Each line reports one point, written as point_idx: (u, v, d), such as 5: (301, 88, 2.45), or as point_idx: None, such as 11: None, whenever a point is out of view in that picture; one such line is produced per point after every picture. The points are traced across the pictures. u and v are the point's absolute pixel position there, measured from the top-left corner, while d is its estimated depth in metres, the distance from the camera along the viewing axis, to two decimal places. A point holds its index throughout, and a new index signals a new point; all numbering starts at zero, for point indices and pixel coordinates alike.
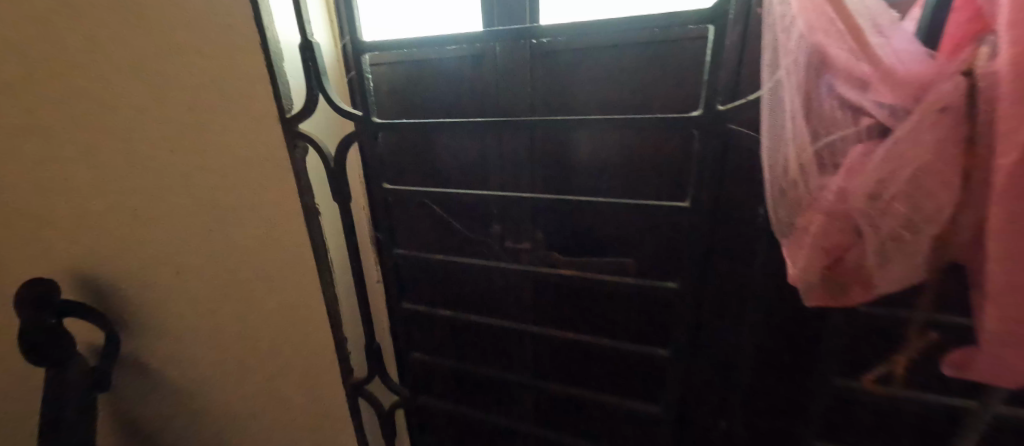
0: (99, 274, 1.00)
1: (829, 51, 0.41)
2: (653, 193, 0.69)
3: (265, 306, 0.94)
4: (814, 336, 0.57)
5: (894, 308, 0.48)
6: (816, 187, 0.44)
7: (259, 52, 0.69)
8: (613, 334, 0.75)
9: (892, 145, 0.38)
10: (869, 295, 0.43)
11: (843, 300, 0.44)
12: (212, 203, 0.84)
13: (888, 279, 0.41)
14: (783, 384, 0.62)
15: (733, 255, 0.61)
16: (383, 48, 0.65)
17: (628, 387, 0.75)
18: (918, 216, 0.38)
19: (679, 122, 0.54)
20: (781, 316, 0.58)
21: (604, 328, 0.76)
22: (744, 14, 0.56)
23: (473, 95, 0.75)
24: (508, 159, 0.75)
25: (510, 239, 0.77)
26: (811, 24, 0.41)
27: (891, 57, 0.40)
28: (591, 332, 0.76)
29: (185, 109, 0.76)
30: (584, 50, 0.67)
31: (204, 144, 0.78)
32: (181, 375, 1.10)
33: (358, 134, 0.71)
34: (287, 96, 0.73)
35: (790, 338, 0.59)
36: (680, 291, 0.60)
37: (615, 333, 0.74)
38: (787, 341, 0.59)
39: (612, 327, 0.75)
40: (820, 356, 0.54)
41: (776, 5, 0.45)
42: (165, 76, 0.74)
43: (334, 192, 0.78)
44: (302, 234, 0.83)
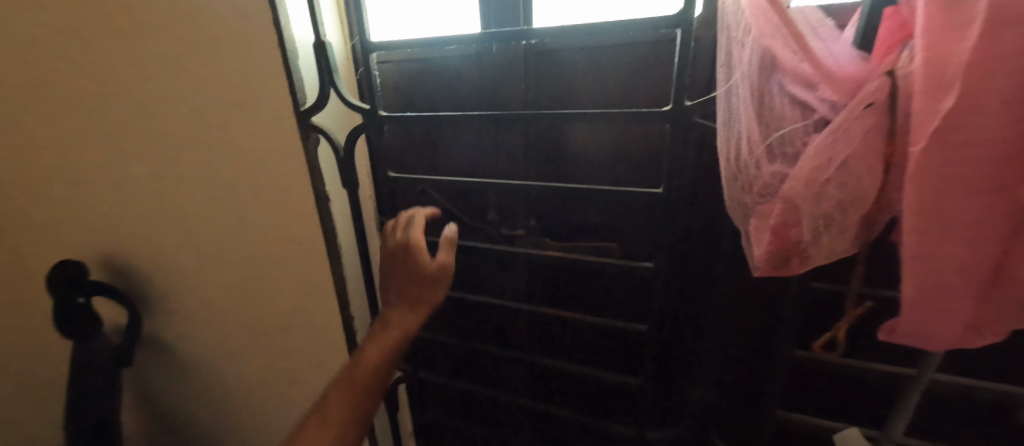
0: (124, 256, 1.08)
1: (777, 53, 0.47)
2: (635, 182, 0.75)
3: (278, 287, 1.01)
4: (777, 311, 0.63)
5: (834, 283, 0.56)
6: (767, 173, 0.50)
7: (277, 50, 0.76)
8: (599, 313, 0.81)
9: (828, 136, 0.44)
10: (806, 267, 0.48)
11: (785, 271, 0.49)
12: (230, 190, 0.91)
13: (825, 255, 0.47)
14: (750, 356, 0.67)
15: (705, 238, 0.67)
16: (389, 48, 0.72)
17: (612, 362, 0.81)
18: (848, 198, 0.44)
19: (651, 116, 0.59)
20: (747, 294, 0.64)
21: (591, 307, 0.82)
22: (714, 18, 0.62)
23: (472, 91, 0.82)
24: (504, 150, 0.81)
25: (505, 226, 0.84)
26: (762, 30, 0.47)
27: (829, 59, 0.46)
28: (579, 310, 0.82)
29: (207, 103, 0.83)
30: (573, 50, 0.73)
31: (224, 136, 0.85)
32: (198, 352, 1.18)
33: (365, 126, 0.77)
34: (301, 91, 0.80)
35: (755, 314, 0.64)
36: (655, 271, 0.65)
37: (601, 311, 0.81)
38: (753, 316, 0.65)
39: (599, 307, 0.81)
40: (781, 330, 0.59)
41: (734, 12, 0.51)
42: (189, 74, 0.81)
43: (343, 180, 0.85)
44: (313, 219, 0.89)
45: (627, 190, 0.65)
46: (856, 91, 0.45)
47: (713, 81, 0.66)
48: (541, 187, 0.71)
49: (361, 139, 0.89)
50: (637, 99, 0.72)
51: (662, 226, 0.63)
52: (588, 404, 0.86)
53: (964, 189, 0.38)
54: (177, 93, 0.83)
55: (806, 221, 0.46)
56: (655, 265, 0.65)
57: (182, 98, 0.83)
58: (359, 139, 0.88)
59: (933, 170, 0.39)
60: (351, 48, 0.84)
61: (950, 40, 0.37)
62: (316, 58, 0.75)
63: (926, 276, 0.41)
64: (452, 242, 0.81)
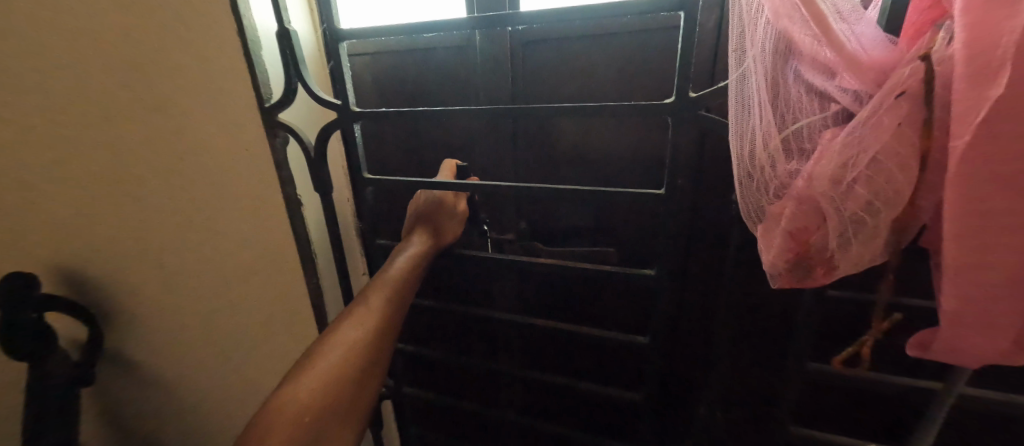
0: (79, 267, 0.99)
1: (794, 37, 0.42)
2: (634, 182, 0.70)
3: (250, 299, 0.93)
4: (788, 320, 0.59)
5: (859, 291, 0.52)
6: (782, 172, 0.45)
7: (237, 40, 0.68)
8: (597, 323, 0.76)
9: (853, 130, 0.39)
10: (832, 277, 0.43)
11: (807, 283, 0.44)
12: (191, 194, 0.83)
13: (851, 263, 0.42)
14: (764, 369, 0.62)
15: (711, 242, 0.62)
16: (361, 36, 0.65)
17: (612, 375, 0.76)
18: (879, 199, 0.39)
19: (651, 110, 0.53)
20: (756, 303, 0.59)
21: (589, 318, 0.77)
22: (718, 2, 0.57)
23: (456, 85, 0.76)
24: (493, 148, 0.75)
25: (495, 230, 0.82)
26: (777, 10, 0.42)
27: (853, 43, 0.41)
28: (576, 321, 0.77)
29: (163, 98, 0.75)
30: (563, 39, 0.67)
31: (184, 135, 0.77)
32: (165, 369, 1.09)
33: (338, 123, 0.70)
34: (266, 85, 0.73)
35: (766, 325, 0.60)
36: (658, 279, 0.61)
37: (599, 322, 0.76)
38: (764, 327, 0.60)
39: (599, 318, 0.76)
40: (795, 342, 0.55)
41: None
42: (141, 66, 0.72)
43: (315, 184, 0.77)
44: (284, 225, 0.82)
45: (625, 191, 0.59)
46: (883, 79, 0.41)
47: (716, 72, 0.61)
48: (533, 188, 0.65)
49: (335, 138, 0.82)
50: (633, 92, 0.67)
51: (664, 229, 0.58)
52: (585, 419, 0.81)
53: (1015, 190, 0.33)
54: (128, 87, 0.75)
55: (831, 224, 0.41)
56: (658, 272, 0.60)
57: (134, 92, 0.75)
58: (332, 139, 0.81)
59: (979, 167, 0.34)
60: (322, 39, 0.77)
61: (999, 18, 0.32)
62: (280, 47, 0.67)
63: (965, 286, 0.37)
64: (445, 250, 0.75)
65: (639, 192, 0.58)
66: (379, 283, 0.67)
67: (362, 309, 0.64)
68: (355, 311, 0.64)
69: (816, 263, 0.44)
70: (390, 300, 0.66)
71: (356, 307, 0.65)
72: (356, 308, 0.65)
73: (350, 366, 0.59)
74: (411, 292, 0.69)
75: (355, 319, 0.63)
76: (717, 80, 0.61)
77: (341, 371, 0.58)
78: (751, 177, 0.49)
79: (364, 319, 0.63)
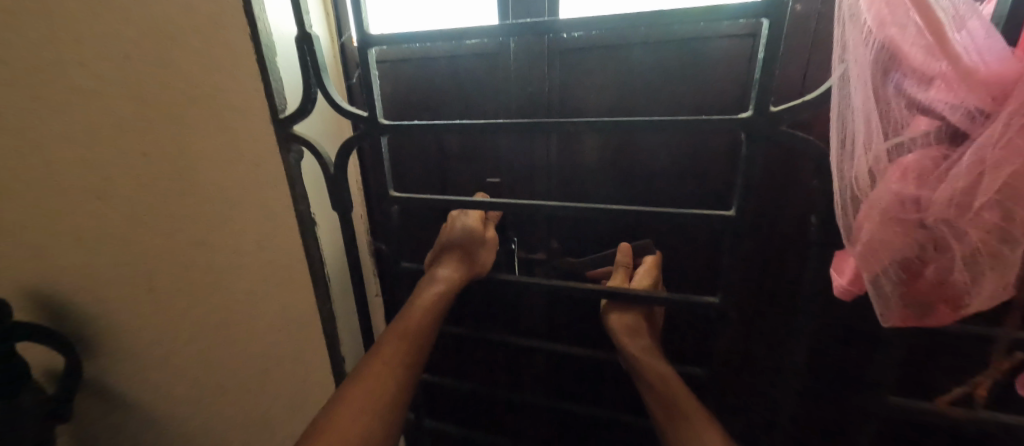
0: (57, 293, 0.90)
1: (902, 48, 0.38)
2: (682, 201, 0.66)
3: (252, 325, 0.85)
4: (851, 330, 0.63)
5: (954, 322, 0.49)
6: (887, 194, 0.40)
7: (248, 45, 0.61)
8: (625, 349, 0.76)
9: (976, 154, 0.35)
10: (957, 313, 0.42)
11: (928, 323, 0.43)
12: (189, 213, 0.75)
13: (980, 297, 0.39)
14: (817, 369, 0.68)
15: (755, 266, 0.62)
16: (392, 44, 0.59)
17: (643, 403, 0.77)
18: (1013, 228, 0.35)
19: (724, 126, 0.48)
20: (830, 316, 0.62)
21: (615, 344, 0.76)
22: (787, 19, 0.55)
23: (489, 96, 0.71)
24: (528, 164, 0.70)
25: (523, 249, 0.77)
26: (882, 18, 0.38)
27: (970, 55, 0.37)
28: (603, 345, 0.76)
29: (162, 109, 0.67)
30: (611, 48, 0.63)
31: (186, 149, 0.70)
32: (152, 401, 1.00)
33: (363, 137, 0.64)
34: (281, 95, 0.66)
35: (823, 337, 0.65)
36: (722, 307, 0.55)
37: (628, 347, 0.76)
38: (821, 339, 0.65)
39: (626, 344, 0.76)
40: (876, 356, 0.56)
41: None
42: (136, 71, 0.64)
43: (334, 202, 0.70)
44: (296, 246, 0.76)
45: (686, 213, 0.52)
46: (1005, 94, 0.36)
47: (777, 88, 0.59)
48: (573, 209, 0.57)
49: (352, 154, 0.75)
50: (695, 104, 0.63)
51: (729, 254, 0.53)
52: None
53: None
54: (119, 96, 0.67)
55: (954, 253, 0.39)
56: (722, 300, 0.55)
57: (126, 101, 0.67)
58: (352, 154, 0.75)
59: None
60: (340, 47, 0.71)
61: None
62: (299, 54, 0.61)
63: None
64: (489, 277, 0.67)
65: (704, 213, 0.52)
66: (415, 311, 0.63)
67: (383, 350, 0.59)
68: (390, 344, 0.60)
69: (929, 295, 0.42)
70: (422, 329, 0.62)
71: (389, 339, 0.61)
72: (391, 340, 0.61)
73: (368, 421, 0.52)
74: (438, 324, 0.64)
75: (390, 355, 0.59)
76: (782, 96, 0.59)
77: (367, 433, 0.52)
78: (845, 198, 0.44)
79: (392, 354, 0.59)
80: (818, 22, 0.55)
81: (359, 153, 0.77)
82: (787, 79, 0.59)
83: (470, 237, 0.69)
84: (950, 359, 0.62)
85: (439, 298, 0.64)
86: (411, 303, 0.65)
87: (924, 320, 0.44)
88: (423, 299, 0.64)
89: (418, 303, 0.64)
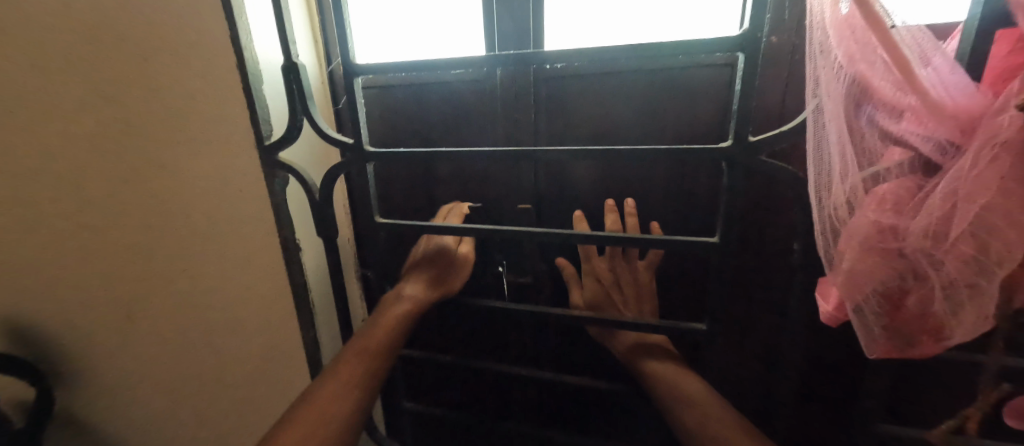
0: (25, 323, 0.86)
1: (872, 82, 0.40)
2: (667, 225, 0.67)
3: (233, 352, 0.83)
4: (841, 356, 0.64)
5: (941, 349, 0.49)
6: (865, 222, 0.41)
7: (234, 73, 0.62)
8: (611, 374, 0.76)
9: (949, 185, 0.36)
10: (942, 346, 0.41)
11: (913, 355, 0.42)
12: (170, 238, 0.74)
13: (962, 330, 0.39)
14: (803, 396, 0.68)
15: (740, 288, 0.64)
16: (378, 73, 0.59)
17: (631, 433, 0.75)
18: (989, 259, 0.35)
19: (707, 154, 0.48)
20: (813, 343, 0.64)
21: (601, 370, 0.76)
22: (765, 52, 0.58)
23: (475, 122, 0.71)
24: (514, 189, 0.70)
25: (511, 273, 0.77)
26: (852, 54, 0.40)
27: (938, 89, 0.38)
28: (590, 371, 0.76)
29: (145, 135, 0.66)
30: (595, 76, 0.64)
31: (168, 174, 0.69)
32: (126, 434, 0.95)
33: (348, 164, 0.64)
34: (267, 121, 0.66)
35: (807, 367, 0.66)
36: (709, 333, 0.55)
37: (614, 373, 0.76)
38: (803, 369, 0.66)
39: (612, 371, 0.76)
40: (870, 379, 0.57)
41: (815, 33, 0.43)
42: (120, 98, 0.64)
43: (319, 227, 0.69)
44: (281, 272, 0.74)
45: (671, 238, 0.53)
46: (973, 127, 0.37)
47: (756, 116, 0.61)
48: (559, 235, 0.57)
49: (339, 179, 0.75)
50: (678, 130, 0.64)
51: (715, 279, 0.54)
52: None
53: None
54: (99, 122, 0.66)
55: (934, 283, 0.39)
56: (710, 326, 0.55)
57: (107, 128, 0.66)
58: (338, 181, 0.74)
59: None
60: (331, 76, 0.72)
61: None
62: (285, 82, 0.61)
63: None
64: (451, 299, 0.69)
65: (688, 239, 0.52)
66: (384, 328, 0.62)
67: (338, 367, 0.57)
68: (353, 360, 0.58)
69: (912, 325, 0.42)
70: (387, 348, 0.60)
71: (351, 354, 0.59)
72: (352, 355, 0.59)
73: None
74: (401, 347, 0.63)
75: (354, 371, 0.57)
76: (761, 124, 0.61)
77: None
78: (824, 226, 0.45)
79: (352, 371, 0.56)
80: (794, 53, 0.57)
81: (347, 178, 0.76)
82: (765, 107, 0.60)
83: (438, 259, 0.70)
84: (936, 380, 0.62)
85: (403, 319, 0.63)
86: (379, 319, 0.63)
87: (911, 352, 0.43)
88: (387, 316, 0.63)
89: (383, 319, 0.63)
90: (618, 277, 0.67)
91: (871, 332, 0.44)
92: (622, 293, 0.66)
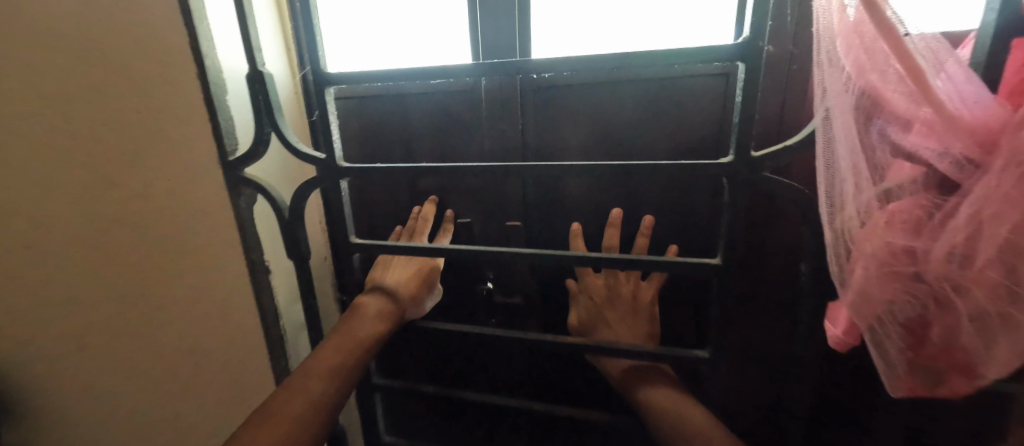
0: None
1: (884, 94, 0.37)
2: (662, 240, 0.64)
3: (197, 384, 0.76)
4: None
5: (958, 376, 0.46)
6: (881, 245, 0.38)
7: (194, 83, 0.57)
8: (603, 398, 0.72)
9: (972, 206, 0.33)
10: (973, 382, 0.38)
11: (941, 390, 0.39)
12: (123, 263, 0.67)
13: (994, 365, 0.36)
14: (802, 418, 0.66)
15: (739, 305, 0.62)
16: (352, 82, 0.55)
17: None
18: (1016, 285, 0.33)
19: (706, 172, 0.45)
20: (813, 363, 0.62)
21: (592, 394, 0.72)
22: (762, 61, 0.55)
23: (458, 134, 0.67)
24: (500, 205, 0.66)
25: (499, 293, 0.73)
26: (861, 64, 0.37)
27: (954, 101, 0.35)
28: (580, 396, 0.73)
29: (93, 151, 0.60)
30: (585, 86, 0.60)
31: (119, 194, 0.62)
32: None
33: (320, 180, 0.59)
34: (231, 135, 0.61)
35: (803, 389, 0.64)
36: (711, 360, 0.51)
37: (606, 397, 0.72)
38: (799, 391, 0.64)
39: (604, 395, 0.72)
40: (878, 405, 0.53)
41: (821, 41, 0.40)
42: (63, 111, 0.58)
43: (289, 249, 0.64)
44: (249, 297, 0.69)
45: (669, 260, 0.49)
46: (994, 141, 0.34)
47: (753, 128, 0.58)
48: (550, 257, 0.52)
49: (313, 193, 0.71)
50: (672, 142, 0.61)
51: (717, 303, 0.50)
52: None
53: None
54: (41, 137, 0.59)
55: (960, 314, 0.36)
56: (713, 353, 0.51)
57: (46, 144, 0.59)
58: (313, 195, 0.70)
59: None
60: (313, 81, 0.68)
61: None
62: (251, 93, 0.56)
63: None
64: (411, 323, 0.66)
65: (688, 261, 0.49)
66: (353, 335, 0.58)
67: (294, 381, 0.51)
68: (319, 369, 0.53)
69: (938, 358, 0.39)
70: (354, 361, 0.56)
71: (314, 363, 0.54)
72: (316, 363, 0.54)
73: None
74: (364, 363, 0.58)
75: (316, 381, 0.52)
76: (760, 136, 0.58)
77: None
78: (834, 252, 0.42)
79: (310, 387, 0.51)
80: (793, 62, 0.54)
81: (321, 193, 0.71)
82: (763, 118, 0.58)
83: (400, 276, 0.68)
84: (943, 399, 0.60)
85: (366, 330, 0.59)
86: (344, 331, 0.59)
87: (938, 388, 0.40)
88: (349, 329, 0.59)
89: (346, 332, 0.58)
90: (614, 295, 0.63)
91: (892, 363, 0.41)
92: (618, 312, 0.62)
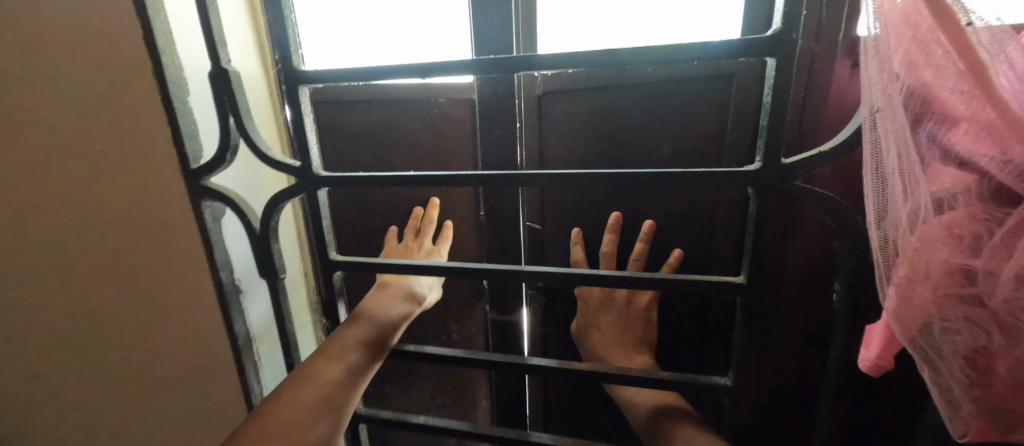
0: None
1: (938, 93, 0.32)
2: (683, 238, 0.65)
3: (155, 418, 0.68)
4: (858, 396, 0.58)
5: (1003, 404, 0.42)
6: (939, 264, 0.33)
7: (150, 82, 0.50)
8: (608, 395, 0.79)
9: None
10: None
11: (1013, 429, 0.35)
12: (70, 283, 0.59)
13: None
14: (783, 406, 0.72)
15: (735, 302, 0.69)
16: (328, 81, 0.48)
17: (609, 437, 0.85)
18: None
19: (730, 180, 0.41)
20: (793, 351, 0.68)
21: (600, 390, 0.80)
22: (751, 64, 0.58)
23: (436, 134, 0.71)
24: (501, 206, 0.66)
25: (496, 307, 0.70)
26: (912, 60, 0.32)
27: (1016, 101, 0.30)
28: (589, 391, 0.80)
29: (38, 157, 0.53)
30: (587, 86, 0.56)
31: (68, 206, 0.55)
32: None
33: (293, 191, 0.52)
34: (194, 139, 0.54)
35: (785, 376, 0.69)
36: (733, 388, 0.47)
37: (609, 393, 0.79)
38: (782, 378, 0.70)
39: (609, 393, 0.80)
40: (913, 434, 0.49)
41: (866, 33, 0.35)
42: (7, 112, 0.51)
43: (259, 269, 0.56)
44: (216, 319, 0.62)
45: (686, 276, 0.45)
46: None
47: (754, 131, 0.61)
48: (557, 274, 0.49)
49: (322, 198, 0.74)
50: (677, 138, 0.64)
51: (740, 325, 0.46)
52: None
53: None
54: None
55: None
56: (735, 381, 0.47)
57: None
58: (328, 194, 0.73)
59: None
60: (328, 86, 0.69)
61: None
62: (214, 92, 0.49)
63: None
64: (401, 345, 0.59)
65: (707, 278, 0.44)
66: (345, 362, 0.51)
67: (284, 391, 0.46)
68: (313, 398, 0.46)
69: (1006, 397, 0.34)
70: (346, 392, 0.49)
71: (297, 391, 0.46)
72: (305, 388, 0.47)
73: None
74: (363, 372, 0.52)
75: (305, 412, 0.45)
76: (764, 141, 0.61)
77: None
78: (881, 273, 0.38)
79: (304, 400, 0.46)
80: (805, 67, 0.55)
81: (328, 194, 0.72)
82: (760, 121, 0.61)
83: (390, 290, 0.65)
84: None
85: (365, 335, 0.55)
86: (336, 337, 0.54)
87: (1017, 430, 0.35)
88: (343, 334, 0.54)
89: (340, 338, 0.54)
90: (610, 297, 0.68)
91: (952, 400, 0.36)
92: (613, 314, 0.66)
